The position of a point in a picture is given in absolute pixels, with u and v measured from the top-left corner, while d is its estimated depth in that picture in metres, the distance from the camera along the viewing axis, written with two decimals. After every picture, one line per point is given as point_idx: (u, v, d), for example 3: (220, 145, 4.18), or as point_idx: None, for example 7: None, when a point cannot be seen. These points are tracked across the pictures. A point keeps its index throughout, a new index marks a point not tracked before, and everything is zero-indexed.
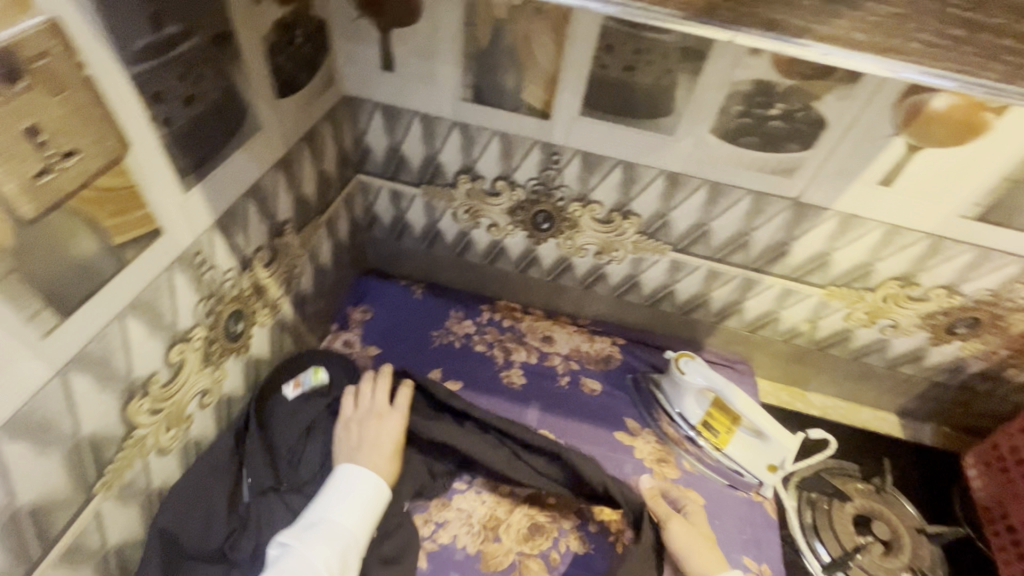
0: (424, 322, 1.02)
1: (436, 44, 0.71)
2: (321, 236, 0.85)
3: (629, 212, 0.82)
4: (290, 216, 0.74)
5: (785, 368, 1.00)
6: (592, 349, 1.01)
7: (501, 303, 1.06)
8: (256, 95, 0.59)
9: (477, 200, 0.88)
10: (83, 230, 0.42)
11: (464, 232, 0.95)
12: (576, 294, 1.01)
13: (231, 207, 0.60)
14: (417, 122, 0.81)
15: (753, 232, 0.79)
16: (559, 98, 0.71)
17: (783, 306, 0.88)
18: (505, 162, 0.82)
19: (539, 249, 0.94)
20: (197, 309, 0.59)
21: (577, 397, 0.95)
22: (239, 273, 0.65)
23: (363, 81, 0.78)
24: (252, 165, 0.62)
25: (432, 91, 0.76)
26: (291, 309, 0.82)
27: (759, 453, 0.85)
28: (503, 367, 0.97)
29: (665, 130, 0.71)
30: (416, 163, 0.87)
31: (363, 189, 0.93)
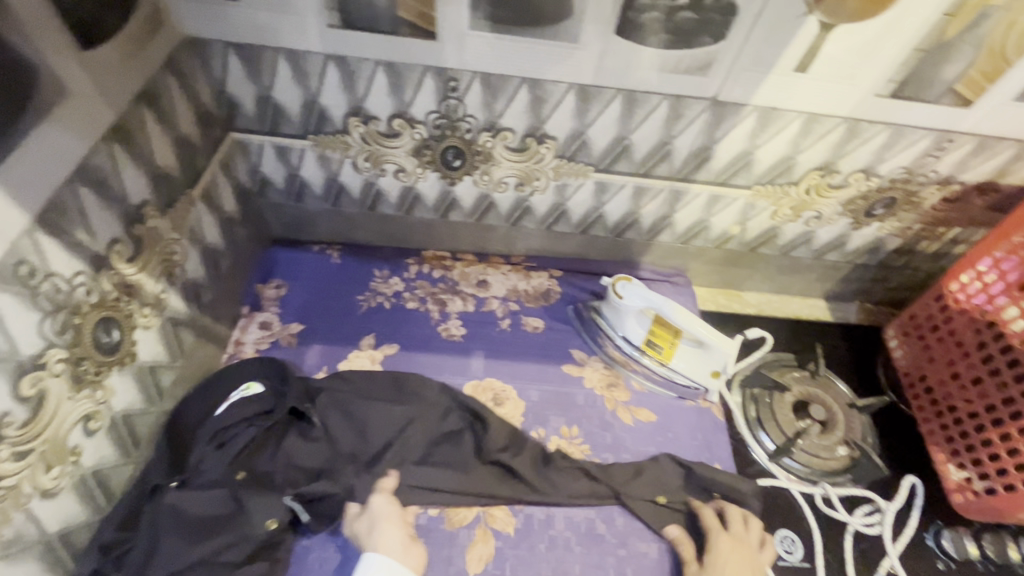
0: (347, 287, 0.93)
1: None
2: (200, 213, 0.73)
3: (543, 135, 0.75)
4: (148, 197, 0.62)
5: (719, 273, 1.01)
6: (529, 286, 0.97)
7: (428, 254, 0.99)
8: (47, 49, 0.46)
9: (376, 144, 0.78)
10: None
11: (369, 182, 0.85)
12: (505, 232, 0.95)
13: (55, 199, 0.49)
14: (284, 62, 0.68)
15: (674, 139, 0.74)
16: (442, 11, 0.61)
17: (712, 213, 0.87)
18: (396, 97, 0.71)
19: (456, 190, 0.86)
20: (44, 329, 0.49)
21: (520, 338, 0.92)
22: (94, 276, 0.55)
23: (205, 16, 0.63)
24: (71, 142, 0.49)
25: (291, 20, 0.63)
26: (182, 301, 0.72)
27: (703, 361, 0.86)
28: (439, 321, 0.92)
29: (567, 37, 0.62)
30: (296, 112, 0.75)
31: (243, 149, 0.81)
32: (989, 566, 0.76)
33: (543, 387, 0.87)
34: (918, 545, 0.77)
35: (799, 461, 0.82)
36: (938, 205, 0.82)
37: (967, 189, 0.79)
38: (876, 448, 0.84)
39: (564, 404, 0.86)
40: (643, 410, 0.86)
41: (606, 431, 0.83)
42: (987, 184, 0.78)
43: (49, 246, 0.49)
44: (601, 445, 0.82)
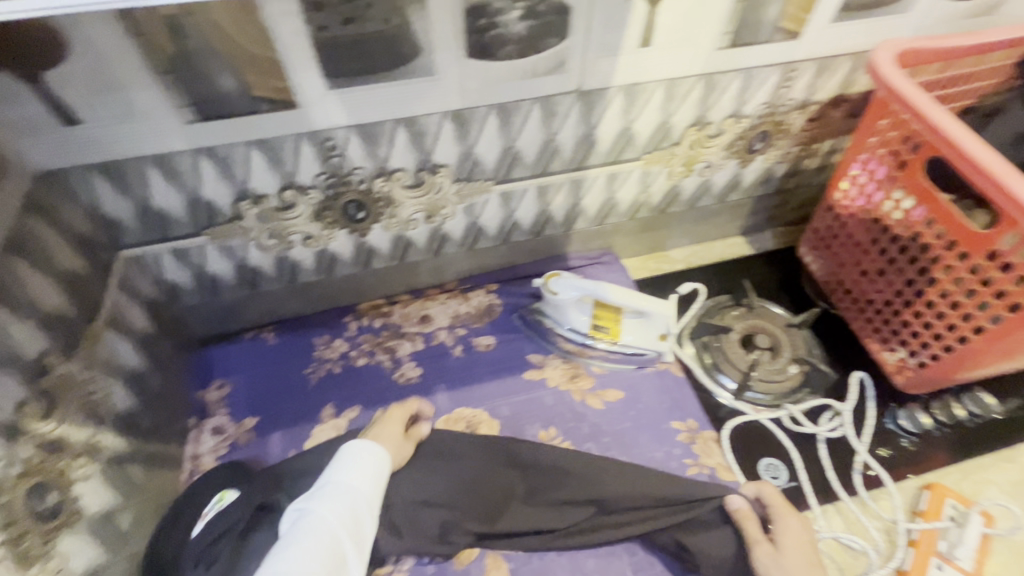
0: (292, 365, 0.91)
1: (112, 73, 0.56)
2: (110, 341, 0.70)
3: (435, 165, 0.76)
4: (47, 345, 0.59)
5: (642, 240, 1.05)
6: (471, 307, 0.98)
7: (364, 306, 0.98)
8: None
9: (274, 220, 0.77)
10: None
11: (281, 257, 0.84)
12: (431, 263, 0.95)
13: None
14: (152, 169, 0.66)
15: (557, 136, 0.77)
16: (294, 80, 0.61)
17: (615, 190, 0.91)
18: (279, 170, 0.71)
19: (369, 240, 0.86)
20: None
21: (476, 359, 0.93)
22: (10, 446, 0.51)
23: (52, 145, 0.60)
24: None
25: (145, 126, 0.61)
26: (119, 437, 0.68)
27: (648, 328, 0.90)
28: (394, 368, 0.92)
29: (424, 72, 0.64)
30: (182, 212, 0.72)
31: (138, 264, 0.77)
32: (945, 429, 0.84)
33: (510, 400, 0.88)
34: (881, 432, 0.84)
35: (760, 391, 0.87)
36: (805, 127, 0.89)
37: (824, 106, 0.86)
38: (821, 357, 0.90)
39: (535, 409, 0.87)
40: (609, 391, 0.89)
41: (581, 422, 0.85)
42: (838, 97, 0.85)
43: None
44: (581, 436, 0.84)
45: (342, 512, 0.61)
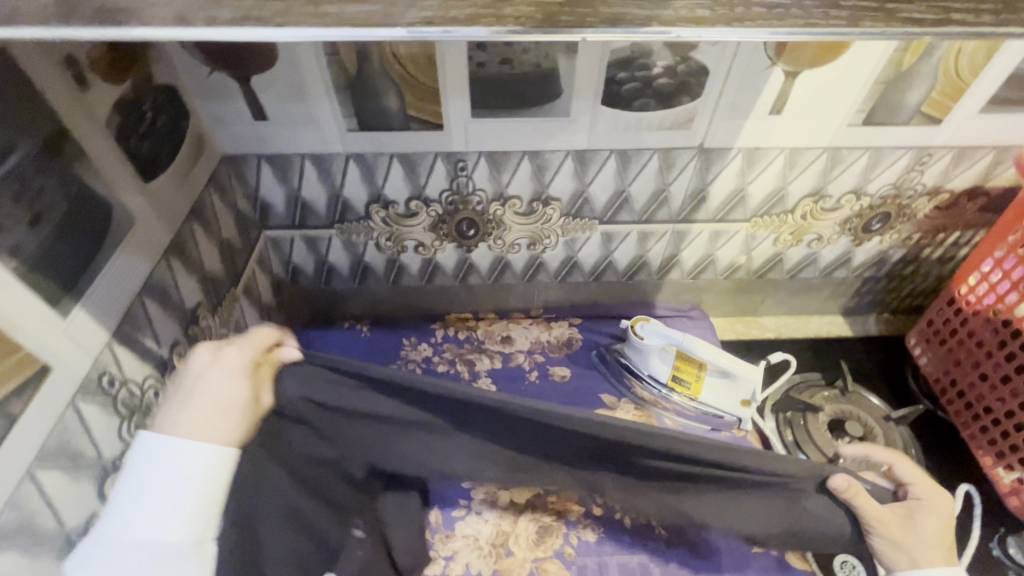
0: (379, 359, 0.98)
1: (302, 82, 0.66)
2: (242, 306, 0.79)
3: (549, 198, 0.81)
4: (201, 298, 0.68)
5: (734, 302, 1.03)
6: (552, 336, 1.01)
7: (452, 317, 1.03)
8: (119, 192, 0.54)
9: (396, 225, 0.85)
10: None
11: (393, 259, 0.92)
12: (522, 289, 1.00)
13: (130, 313, 0.55)
14: (310, 165, 0.76)
15: (669, 186, 0.80)
16: (445, 107, 0.69)
17: (717, 247, 0.91)
18: (412, 182, 0.78)
19: (472, 256, 0.92)
20: (122, 433, 0.55)
21: (550, 388, 0.95)
22: (162, 377, 0.61)
23: (238, 136, 0.72)
24: (134, 259, 0.56)
25: (314, 128, 0.71)
26: None
27: (731, 391, 0.88)
28: (470, 381, 0.95)
29: (560, 113, 0.69)
30: (322, 206, 0.82)
31: (274, 244, 0.87)
32: None
33: None
34: (984, 557, 0.75)
35: None
36: (932, 214, 0.86)
37: (956, 196, 0.83)
38: (921, 459, 0.83)
39: None
40: None
41: None
42: (974, 189, 0.82)
43: (124, 357, 0.55)
44: None
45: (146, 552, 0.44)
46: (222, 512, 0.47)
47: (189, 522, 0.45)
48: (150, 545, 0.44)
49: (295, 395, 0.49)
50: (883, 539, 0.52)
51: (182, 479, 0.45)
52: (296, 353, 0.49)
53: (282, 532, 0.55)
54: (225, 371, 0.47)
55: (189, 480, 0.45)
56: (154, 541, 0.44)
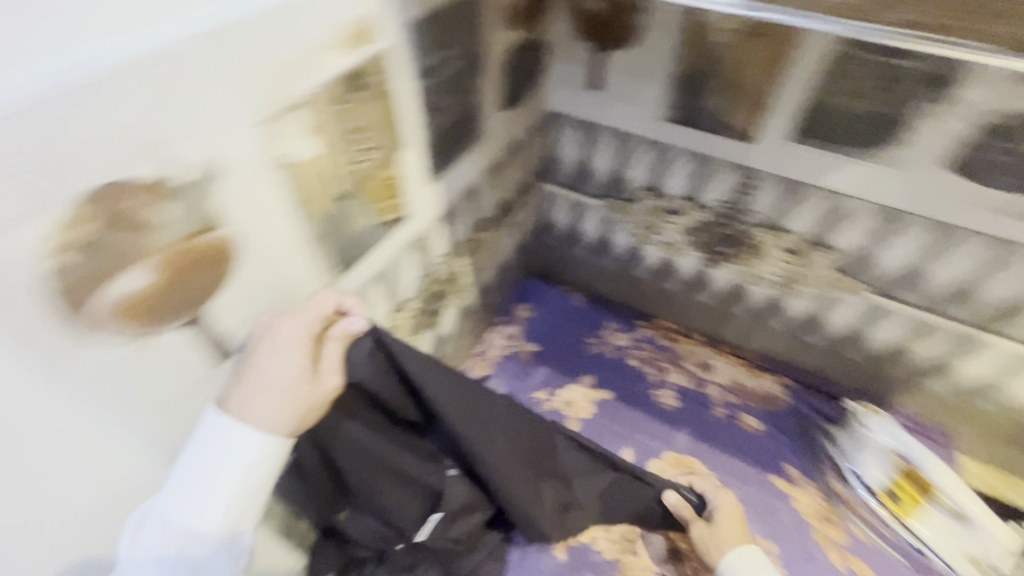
0: (581, 329, 1.05)
1: (648, 64, 0.74)
2: (506, 234, 0.93)
3: (825, 245, 0.77)
4: (490, 213, 0.83)
5: (998, 450, 0.84)
6: (753, 385, 0.96)
7: (659, 323, 1.05)
8: (488, 109, 0.69)
9: (657, 217, 0.90)
10: (356, 201, 0.52)
11: (636, 247, 0.97)
12: (744, 325, 0.96)
13: (454, 200, 0.71)
14: (612, 139, 0.84)
15: (983, 283, 0.69)
16: (766, 122, 0.70)
17: (1010, 375, 0.76)
18: (694, 183, 0.82)
19: (712, 273, 0.92)
20: (414, 285, 0.70)
21: (733, 431, 0.90)
22: (447, 258, 0.76)
23: (570, 96, 0.84)
24: (473, 162, 0.71)
25: (634, 108, 0.79)
26: (472, 297, 0.91)
27: (957, 538, 0.75)
28: (656, 386, 0.97)
29: (889, 162, 0.65)
30: (602, 178, 0.91)
31: (544, 196, 0.99)
32: None
33: (745, 488, 0.84)
34: None
35: None
36: None
37: None
38: None
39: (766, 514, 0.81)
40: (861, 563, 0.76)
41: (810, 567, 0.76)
42: None
43: (439, 230, 0.70)
44: None
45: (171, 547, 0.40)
46: (266, 495, 0.44)
47: (224, 515, 0.41)
48: (180, 528, 0.40)
49: (365, 361, 0.49)
50: (702, 529, 0.61)
51: (226, 461, 0.41)
52: (366, 325, 0.48)
53: (384, 490, 0.56)
54: (288, 338, 0.44)
55: (230, 465, 0.41)
56: (188, 526, 0.40)
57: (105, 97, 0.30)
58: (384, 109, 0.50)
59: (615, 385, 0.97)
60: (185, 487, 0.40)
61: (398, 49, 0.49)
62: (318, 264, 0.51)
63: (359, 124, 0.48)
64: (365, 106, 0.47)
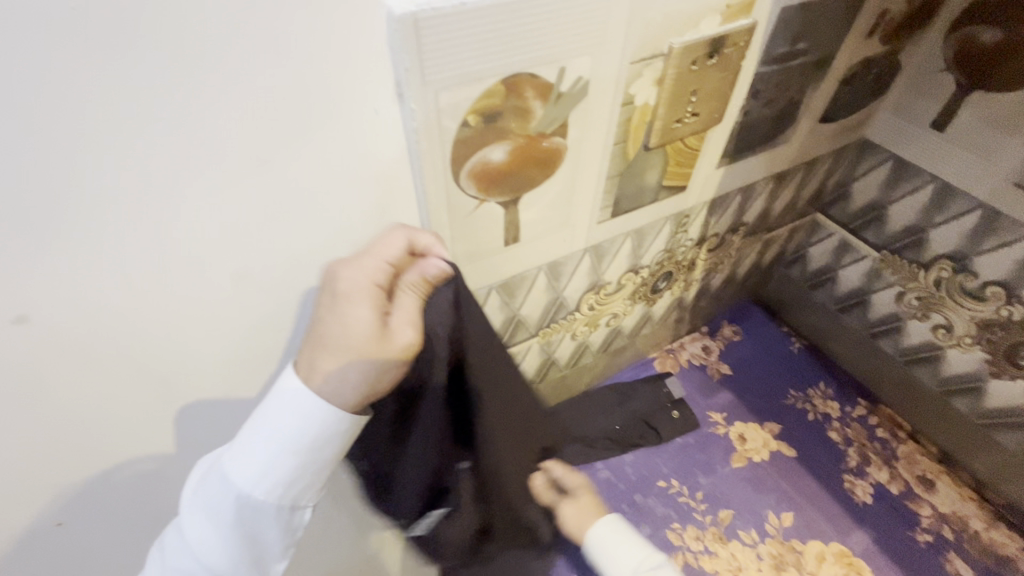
0: (787, 375, 0.97)
1: (1022, 117, 0.61)
2: (752, 249, 0.90)
3: None
4: (749, 220, 0.81)
5: None
6: (983, 532, 0.79)
7: (884, 410, 0.92)
8: (803, 117, 0.67)
9: (944, 294, 0.77)
10: (655, 157, 0.56)
11: (897, 316, 0.85)
12: (1005, 460, 0.78)
13: (727, 194, 0.71)
14: (928, 189, 0.74)
15: None
16: None
17: None
18: (1020, 271, 0.67)
19: (990, 383, 0.76)
20: (656, 256, 0.73)
21: (932, 564, 0.77)
22: (693, 246, 0.77)
23: (896, 131, 0.75)
24: (761, 164, 0.70)
25: (976, 162, 0.67)
26: (692, 295, 0.91)
27: None
28: (852, 471, 0.85)
29: None
30: (893, 229, 0.80)
31: (811, 227, 0.93)
32: None
33: None
34: None
35: None
36: None
37: None
38: None
39: None
40: None
41: None
42: None
43: (701, 216, 0.72)
44: None
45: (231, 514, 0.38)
46: (331, 460, 0.40)
47: (288, 486, 0.38)
48: (238, 491, 0.37)
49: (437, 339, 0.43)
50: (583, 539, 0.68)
51: (295, 432, 0.37)
52: (449, 266, 0.41)
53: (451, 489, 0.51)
54: (354, 285, 0.38)
55: (300, 438, 0.37)
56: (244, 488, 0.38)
57: (512, 15, 0.37)
58: (719, 84, 0.53)
59: (804, 447, 0.88)
60: (247, 458, 0.37)
61: (759, 31, 0.51)
62: (600, 199, 0.57)
63: (692, 90, 0.51)
64: (707, 75, 0.51)
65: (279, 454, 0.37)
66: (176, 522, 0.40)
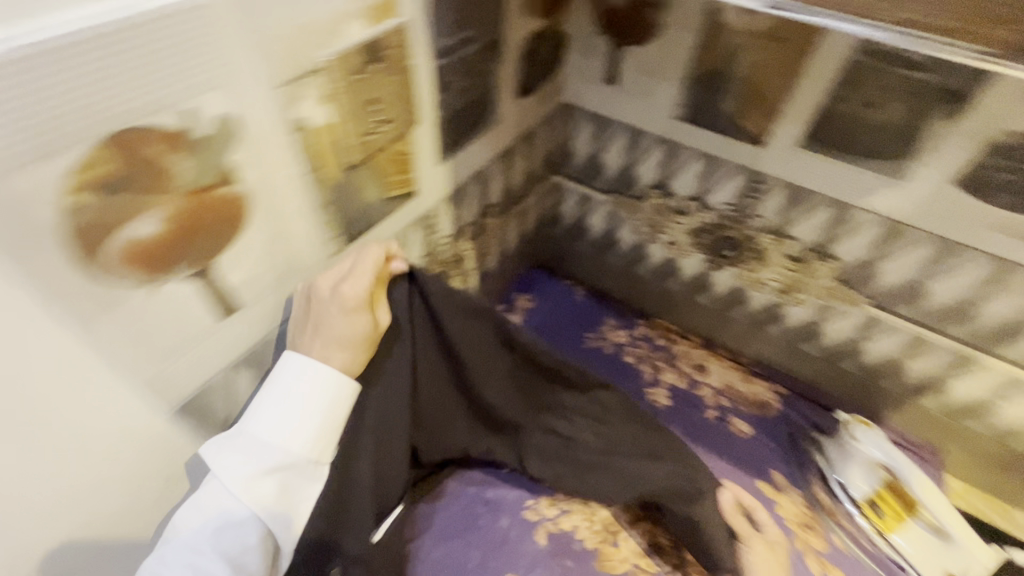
0: (581, 322, 1.06)
1: (661, 63, 0.74)
2: (512, 223, 0.95)
3: (828, 254, 0.77)
4: (496, 200, 0.84)
5: (987, 471, 0.84)
6: (747, 390, 0.96)
7: (658, 322, 1.06)
8: (502, 96, 0.70)
9: (663, 216, 0.91)
10: (364, 172, 0.53)
11: (640, 244, 0.98)
12: (742, 329, 0.97)
13: (462, 183, 0.72)
14: (624, 134, 0.85)
15: (982, 303, 0.69)
16: (778, 126, 0.70)
17: (1003, 397, 0.76)
18: (701, 184, 0.82)
19: (714, 276, 0.93)
20: (419, 262, 0.72)
21: (722, 433, 0.91)
22: (452, 241, 0.77)
23: (586, 91, 0.84)
24: (484, 147, 0.73)
25: (646, 106, 0.80)
26: (475, 283, 0.93)
27: (933, 554, 0.76)
28: (650, 383, 0.97)
29: (896, 174, 0.66)
30: (612, 173, 0.91)
31: (555, 189, 1.01)
32: None
33: (725, 489, 0.84)
34: None
35: None
36: None
37: None
38: None
39: None
40: (837, 570, 0.76)
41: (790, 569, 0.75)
42: None
43: (447, 211, 0.72)
44: None
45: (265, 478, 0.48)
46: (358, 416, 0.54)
47: (315, 440, 0.50)
48: (268, 445, 0.48)
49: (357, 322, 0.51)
50: None
51: (301, 399, 0.48)
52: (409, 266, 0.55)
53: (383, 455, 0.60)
54: (357, 297, 0.50)
55: (301, 394, 0.48)
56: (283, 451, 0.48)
57: (71, 56, 0.31)
58: (396, 86, 0.51)
59: (610, 379, 0.98)
60: (277, 425, 0.48)
61: (415, 28, 0.51)
62: (320, 230, 0.52)
63: (369, 98, 0.49)
64: (377, 80, 0.49)
65: (297, 418, 0.49)
66: (207, 478, 0.47)
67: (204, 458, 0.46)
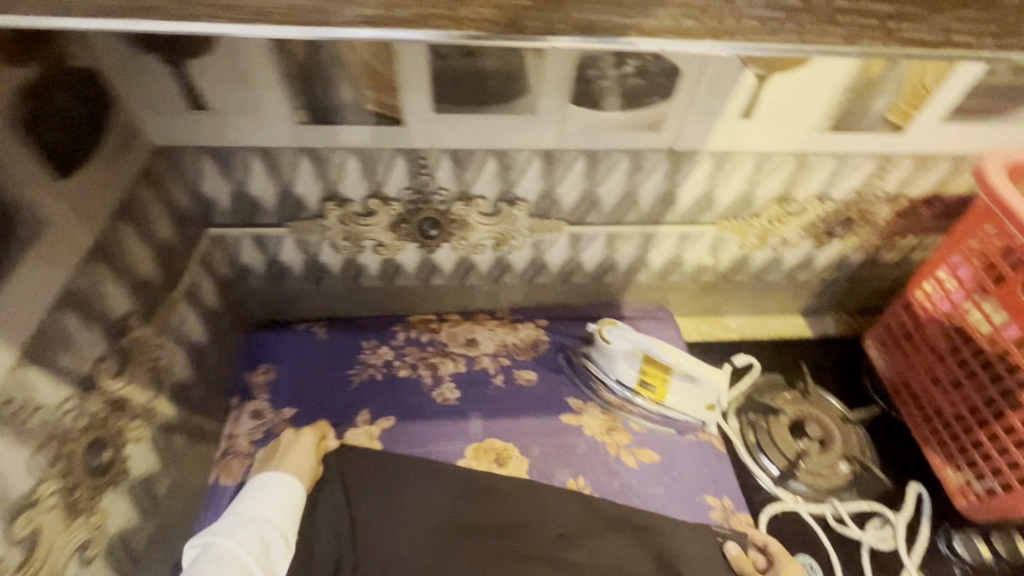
0: (336, 363, 0.92)
1: (243, 72, 0.60)
2: (183, 313, 0.74)
3: (515, 199, 0.78)
4: (131, 308, 0.62)
5: (700, 303, 1.03)
6: (518, 338, 0.97)
7: (414, 318, 0.98)
8: (29, 190, 0.48)
9: (354, 223, 0.79)
10: None
11: (350, 258, 0.86)
12: (487, 290, 0.96)
13: (41, 328, 0.49)
14: (255, 158, 0.70)
15: (638, 189, 0.78)
16: (405, 99, 0.64)
17: (684, 249, 0.90)
18: (370, 179, 0.73)
19: (435, 257, 0.87)
20: (34, 464, 0.50)
21: (515, 392, 0.91)
22: (83, 398, 0.55)
23: (177, 125, 0.65)
24: (53, 265, 0.51)
25: (260, 121, 0.65)
26: (171, 407, 0.72)
27: (694, 395, 0.88)
28: (434, 386, 0.91)
29: (526, 110, 0.66)
30: (272, 204, 0.76)
31: (219, 244, 0.80)
32: (1004, 563, 0.79)
33: (539, 442, 0.86)
34: (932, 551, 0.80)
35: (805, 483, 0.84)
36: (891, 219, 0.88)
37: (914, 202, 0.85)
38: (874, 461, 0.88)
39: (568, 457, 0.85)
40: (645, 451, 0.86)
41: (613, 478, 0.83)
42: (931, 196, 0.84)
43: (36, 376, 0.49)
44: (611, 493, 0.82)
45: (249, 539, 0.66)
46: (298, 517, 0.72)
47: (287, 516, 0.70)
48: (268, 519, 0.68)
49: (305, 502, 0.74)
50: None
51: (286, 498, 0.71)
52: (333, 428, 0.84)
53: None
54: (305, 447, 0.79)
55: (289, 495, 0.72)
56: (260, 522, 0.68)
57: None
58: None
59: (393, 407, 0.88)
60: (270, 506, 0.70)
61: None
62: None
63: None
64: None
65: (281, 510, 0.70)
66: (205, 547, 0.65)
67: (208, 537, 0.65)
